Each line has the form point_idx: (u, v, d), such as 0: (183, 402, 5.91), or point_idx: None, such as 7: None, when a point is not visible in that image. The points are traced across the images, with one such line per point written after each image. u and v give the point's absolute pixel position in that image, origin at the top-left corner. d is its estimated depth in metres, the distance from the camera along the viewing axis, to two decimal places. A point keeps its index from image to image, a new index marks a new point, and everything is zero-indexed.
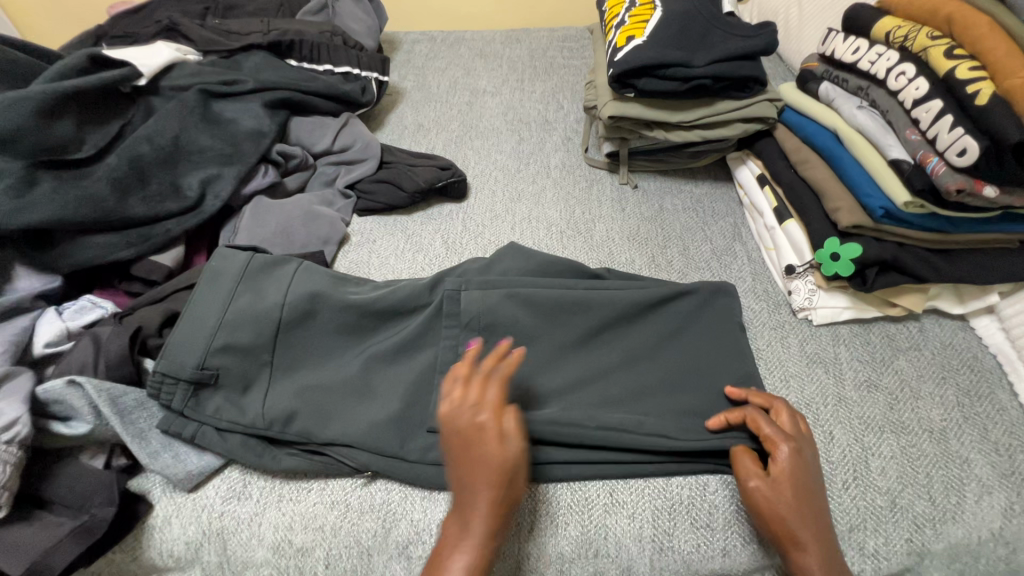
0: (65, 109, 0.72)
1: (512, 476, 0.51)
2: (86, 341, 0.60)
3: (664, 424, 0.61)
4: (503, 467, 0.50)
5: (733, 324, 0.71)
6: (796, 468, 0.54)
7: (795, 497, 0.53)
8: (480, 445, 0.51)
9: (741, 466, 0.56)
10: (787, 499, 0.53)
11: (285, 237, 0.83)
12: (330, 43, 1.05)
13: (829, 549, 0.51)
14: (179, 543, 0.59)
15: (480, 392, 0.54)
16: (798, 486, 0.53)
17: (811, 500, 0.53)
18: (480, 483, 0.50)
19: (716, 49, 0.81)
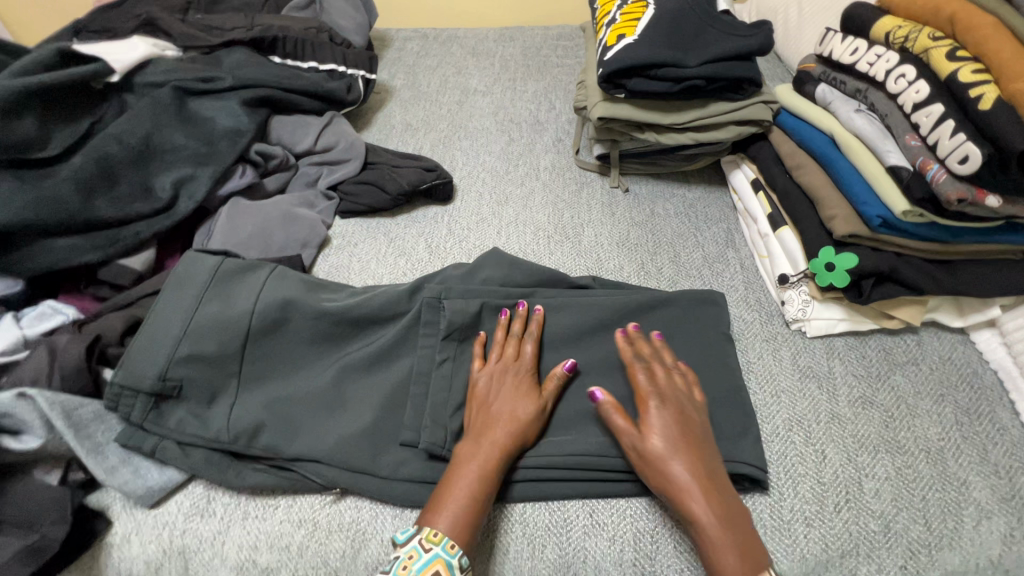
0: (30, 105, 0.70)
1: (534, 431, 0.58)
2: (41, 350, 0.56)
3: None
4: (518, 422, 0.57)
5: (723, 336, 0.68)
6: (663, 421, 0.55)
7: (672, 448, 0.53)
8: (528, 402, 0.59)
9: (615, 427, 0.57)
10: (662, 452, 0.53)
11: (262, 241, 0.80)
12: (315, 40, 1.02)
13: (717, 496, 0.51)
14: (138, 562, 0.57)
15: (502, 355, 0.64)
16: (671, 437, 0.54)
17: (688, 449, 0.53)
18: (488, 434, 0.56)
19: (709, 48, 0.78)
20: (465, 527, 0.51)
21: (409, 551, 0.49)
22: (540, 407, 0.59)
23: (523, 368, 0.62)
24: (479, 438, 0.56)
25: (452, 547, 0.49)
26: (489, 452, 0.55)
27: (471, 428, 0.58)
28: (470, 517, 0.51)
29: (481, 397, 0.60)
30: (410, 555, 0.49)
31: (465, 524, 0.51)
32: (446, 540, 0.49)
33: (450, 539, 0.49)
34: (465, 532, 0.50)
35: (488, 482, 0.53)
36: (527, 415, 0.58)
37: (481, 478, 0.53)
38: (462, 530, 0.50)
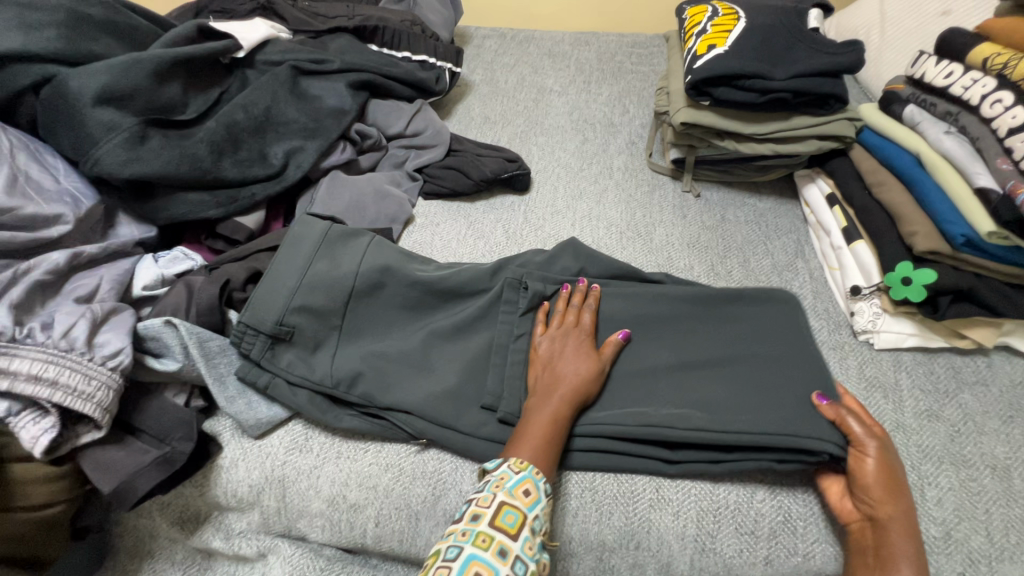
0: (176, 73, 0.78)
1: (594, 388, 0.63)
2: (180, 288, 0.65)
3: (710, 419, 0.60)
4: (582, 378, 0.62)
5: (799, 325, 0.69)
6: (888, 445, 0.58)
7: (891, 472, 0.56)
8: (590, 363, 0.63)
9: (844, 430, 0.58)
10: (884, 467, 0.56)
11: (357, 212, 0.86)
12: (411, 32, 1.09)
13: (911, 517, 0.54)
14: (243, 484, 0.63)
15: (562, 322, 0.68)
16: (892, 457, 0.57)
17: (899, 475, 0.56)
18: (558, 385, 0.61)
19: (799, 63, 0.81)
20: (545, 462, 0.56)
21: (500, 472, 0.54)
22: (598, 367, 0.63)
23: (582, 331, 0.67)
24: (553, 388, 0.61)
25: (537, 473, 0.54)
26: (561, 399, 0.60)
27: (538, 384, 0.63)
28: (547, 455, 0.57)
29: (547, 356, 0.65)
30: (501, 476, 0.54)
31: (543, 462, 0.56)
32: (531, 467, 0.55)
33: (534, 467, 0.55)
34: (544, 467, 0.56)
35: (558, 428, 0.58)
36: (586, 373, 0.62)
37: (553, 423, 0.58)
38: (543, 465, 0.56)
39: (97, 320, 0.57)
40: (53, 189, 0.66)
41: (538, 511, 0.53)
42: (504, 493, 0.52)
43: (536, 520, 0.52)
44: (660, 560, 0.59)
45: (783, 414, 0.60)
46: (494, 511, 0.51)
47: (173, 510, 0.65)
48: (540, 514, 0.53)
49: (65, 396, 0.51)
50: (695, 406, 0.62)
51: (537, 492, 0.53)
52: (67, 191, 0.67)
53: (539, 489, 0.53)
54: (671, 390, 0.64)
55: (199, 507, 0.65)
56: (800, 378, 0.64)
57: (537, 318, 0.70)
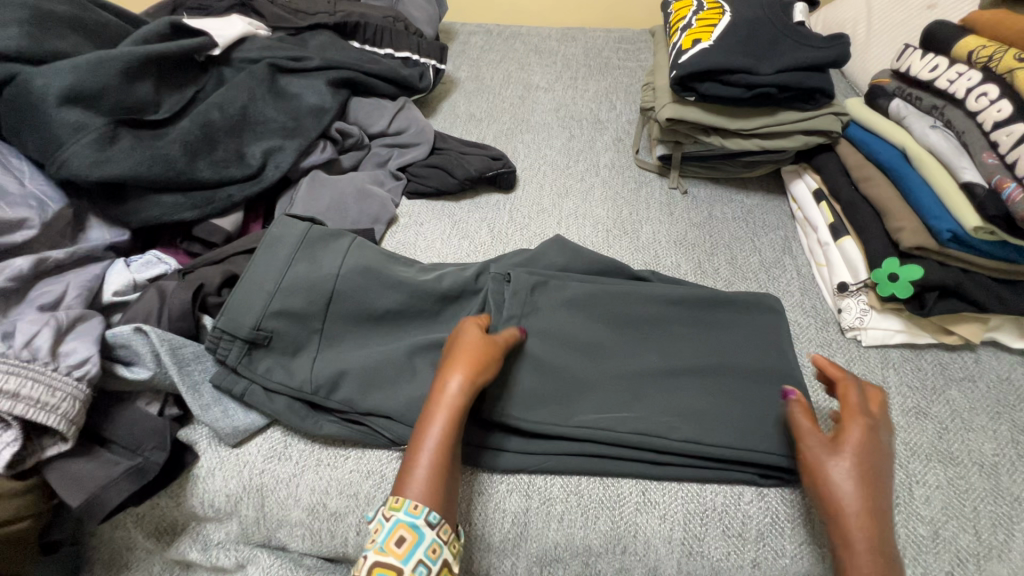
0: (147, 71, 0.76)
1: (486, 373, 0.57)
2: (152, 293, 0.63)
3: (696, 429, 0.60)
4: (467, 372, 0.55)
5: (781, 335, 0.69)
6: (863, 442, 0.51)
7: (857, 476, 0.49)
8: (464, 363, 0.56)
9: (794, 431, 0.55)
10: (843, 474, 0.50)
11: (339, 213, 0.85)
12: (393, 28, 1.07)
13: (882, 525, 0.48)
14: (220, 494, 0.62)
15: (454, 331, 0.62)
16: (864, 460, 0.50)
17: (870, 480, 0.49)
18: (439, 387, 0.55)
19: (785, 57, 0.80)
20: (435, 486, 0.50)
21: (374, 525, 0.49)
22: (484, 354, 0.57)
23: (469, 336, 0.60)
24: (433, 395, 0.55)
25: (412, 509, 0.48)
26: (450, 401, 0.54)
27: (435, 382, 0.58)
28: (430, 481, 0.50)
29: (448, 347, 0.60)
30: (375, 529, 0.48)
31: (427, 488, 0.50)
32: (409, 504, 0.49)
33: (414, 502, 0.49)
34: (432, 491, 0.50)
35: (439, 450, 0.52)
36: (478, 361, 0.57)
37: (442, 433, 0.52)
38: (430, 488, 0.50)
39: (62, 329, 0.55)
40: (17, 193, 0.63)
41: (418, 557, 0.47)
42: (374, 552, 0.47)
43: (418, 569, 0.46)
44: (647, 564, 0.58)
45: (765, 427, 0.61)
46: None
47: (149, 522, 0.64)
48: (423, 559, 0.47)
49: (27, 408, 0.49)
50: (679, 413, 0.62)
51: (415, 535, 0.47)
52: (32, 194, 0.65)
53: (417, 532, 0.48)
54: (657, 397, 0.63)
55: (176, 518, 0.64)
56: (781, 386, 0.64)
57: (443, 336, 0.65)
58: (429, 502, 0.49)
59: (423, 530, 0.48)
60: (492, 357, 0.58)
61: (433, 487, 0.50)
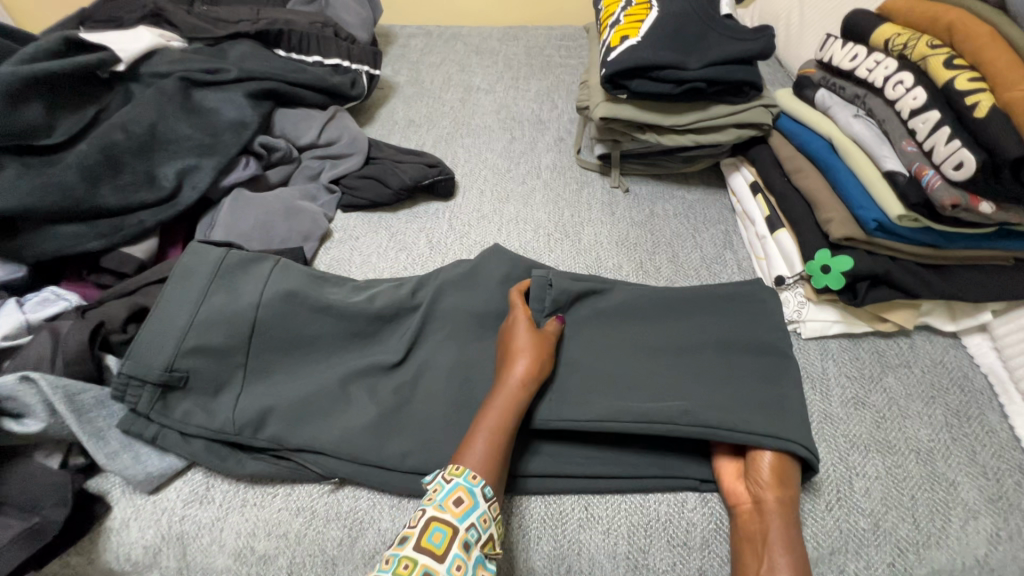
0: (36, 93, 0.70)
1: (544, 368, 0.59)
2: (45, 335, 0.58)
3: (726, 414, 0.57)
4: (527, 362, 0.58)
5: (777, 326, 0.65)
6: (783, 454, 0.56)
7: (773, 471, 0.55)
8: (532, 350, 0.59)
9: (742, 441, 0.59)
10: (767, 461, 0.55)
11: (264, 233, 0.80)
12: (320, 35, 1.03)
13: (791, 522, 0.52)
14: (136, 547, 0.57)
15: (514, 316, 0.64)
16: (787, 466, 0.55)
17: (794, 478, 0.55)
18: (506, 372, 0.58)
19: (712, 51, 0.79)
20: (489, 463, 0.51)
21: (433, 484, 0.50)
22: (546, 348, 0.60)
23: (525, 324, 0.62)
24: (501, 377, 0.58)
25: (473, 479, 0.50)
26: (513, 384, 0.57)
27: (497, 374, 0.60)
28: (491, 458, 0.52)
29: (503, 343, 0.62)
30: (435, 488, 0.50)
31: (487, 465, 0.51)
32: (467, 473, 0.50)
33: (471, 472, 0.50)
34: (485, 466, 0.51)
35: (504, 426, 0.54)
36: (537, 352, 0.59)
37: (501, 415, 0.55)
38: (484, 463, 0.51)
39: None
40: None
41: (473, 520, 0.48)
42: (434, 508, 0.48)
43: (470, 531, 0.47)
44: None
45: (774, 415, 0.58)
46: (421, 531, 0.47)
47: None
48: (475, 524, 0.48)
49: None
50: (688, 391, 0.60)
51: (472, 498, 0.49)
52: None
53: (474, 496, 0.49)
54: (669, 381, 0.61)
55: None
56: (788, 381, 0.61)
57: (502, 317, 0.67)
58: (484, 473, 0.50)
59: (479, 497, 0.49)
60: (546, 355, 0.60)
61: (487, 466, 0.51)
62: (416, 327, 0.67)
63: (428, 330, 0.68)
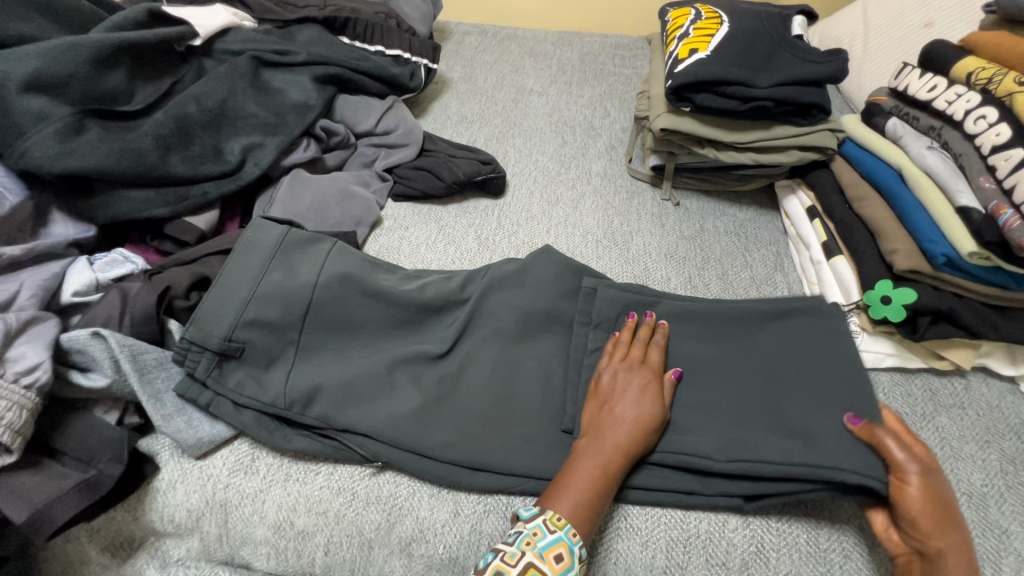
0: (120, 60, 0.72)
1: (652, 440, 0.57)
2: (114, 295, 0.59)
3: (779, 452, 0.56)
4: (640, 421, 0.56)
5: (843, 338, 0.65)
6: (924, 473, 0.52)
7: (930, 488, 0.52)
8: (648, 403, 0.58)
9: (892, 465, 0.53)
10: (920, 485, 0.52)
11: (319, 214, 0.82)
12: (384, 25, 1.04)
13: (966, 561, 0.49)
14: (182, 508, 0.58)
15: (643, 353, 0.63)
16: (934, 478, 0.52)
17: (949, 503, 0.52)
18: (616, 428, 0.56)
19: (782, 71, 0.78)
20: (586, 516, 0.52)
21: (533, 529, 0.51)
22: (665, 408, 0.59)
23: (650, 370, 0.61)
24: (606, 431, 0.56)
25: (572, 535, 0.51)
26: (622, 444, 0.55)
27: (591, 422, 0.58)
28: (587, 514, 0.52)
29: (606, 393, 0.60)
30: (534, 532, 0.51)
31: (583, 519, 0.52)
32: (567, 527, 0.51)
33: (571, 527, 0.51)
34: (580, 516, 0.52)
35: (606, 484, 0.54)
36: (648, 418, 0.57)
37: (604, 474, 0.54)
38: (579, 514, 0.52)
39: (12, 332, 0.51)
40: None
41: None
42: (533, 554, 0.49)
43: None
44: None
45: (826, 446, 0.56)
46: (518, 573, 0.49)
47: (104, 536, 0.60)
48: None
49: None
50: (745, 420, 0.59)
51: (570, 557, 0.50)
52: None
53: (571, 556, 0.50)
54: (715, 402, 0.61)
55: (133, 533, 0.60)
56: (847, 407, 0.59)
57: (611, 339, 0.65)
58: (580, 532, 0.51)
59: (578, 558, 0.50)
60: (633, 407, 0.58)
61: (580, 521, 0.51)
62: (465, 321, 0.68)
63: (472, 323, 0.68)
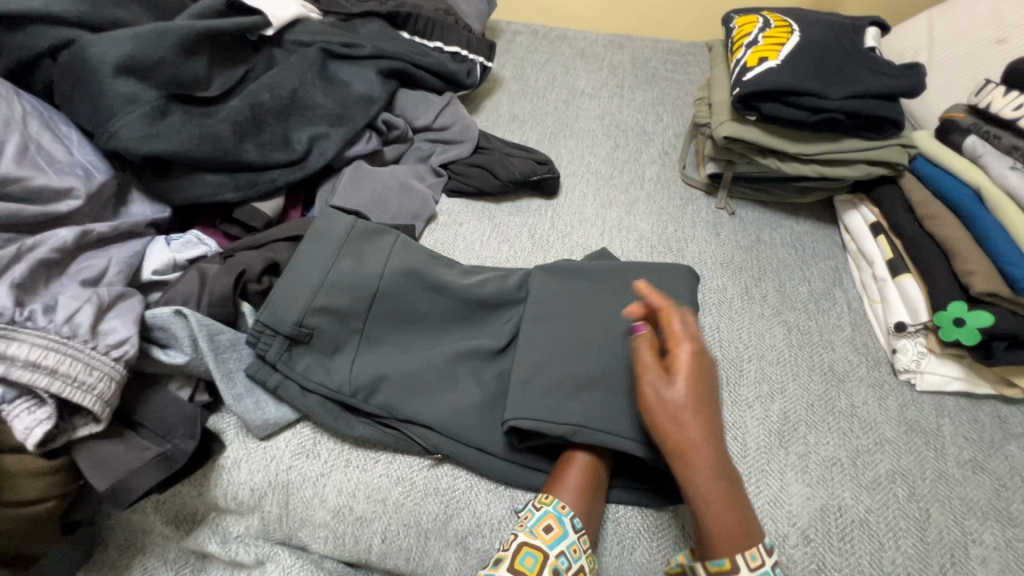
0: (201, 47, 0.74)
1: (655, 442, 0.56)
2: (193, 275, 0.61)
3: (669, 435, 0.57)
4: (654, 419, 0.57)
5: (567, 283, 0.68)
6: (691, 377, 0.50)
7: (690, 395, 0.49)
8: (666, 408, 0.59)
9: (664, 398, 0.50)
10: (679, 398, 0.49)
11: (380, 206, 0.83)
12: (445, 22, 1.05)
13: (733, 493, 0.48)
14: (245, 487, 0.60)
15: None
16: (695, 389, 0.50)
17: (711, 410, 0.50)
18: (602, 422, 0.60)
19: (855, 83, 0.77)
20: (577, 496, 0.54)
21: (525, 514, 0.55)
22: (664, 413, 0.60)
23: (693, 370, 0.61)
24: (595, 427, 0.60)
25: (561, 507, 0.53)
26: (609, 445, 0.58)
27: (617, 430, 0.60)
28: (583, 495, 0.55)
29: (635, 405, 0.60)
30: (526, 516, 0.55)
31: (577, 498, 0.54)
32: (557, 501, 0.54)
33: (561, 501, 0.54)
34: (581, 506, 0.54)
35: (597, 471, 0.57)
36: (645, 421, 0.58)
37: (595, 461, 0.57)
38: (581, 505, 0.54)
39: (103, 306, 0.53)
40: (65, 160, 0.62)
41: (562, 547, 0.51)
42: (525, 533, 0.52)
43: (560, 558, 0.51)
44: None
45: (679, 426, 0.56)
46: (513, 554, 0.51)
47: (169, 509, 0.62)
48: (565, 551, 0.51)
49: (64, 385, 0.48)
50: None
51: (561, 526, 0.52)
52: (80, 163, 0.63)
53: (562, 526, 0.52)
54: None
55: (196, 508, 0.62)
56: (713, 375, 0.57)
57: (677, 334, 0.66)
58: (575, 507, 0.53)
59: (568, 526, 0.52)
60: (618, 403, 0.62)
61: (578, 501, 0.54)
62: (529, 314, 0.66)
63: (533, 314, 0.66)
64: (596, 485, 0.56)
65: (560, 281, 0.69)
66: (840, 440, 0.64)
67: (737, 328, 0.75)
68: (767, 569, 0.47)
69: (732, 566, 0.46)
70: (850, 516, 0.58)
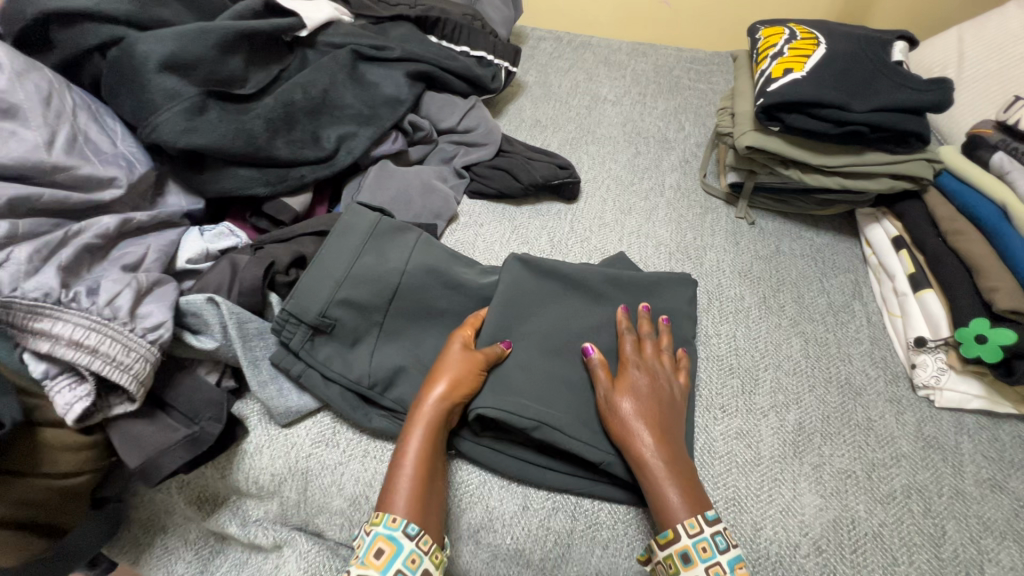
0: (239, 46, 0.77)
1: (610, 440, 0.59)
2: (224, 265, 0.63)
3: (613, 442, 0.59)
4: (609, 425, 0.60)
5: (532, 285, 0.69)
6: (631, 386, 0.59)
7: (636, 405, 0.58)
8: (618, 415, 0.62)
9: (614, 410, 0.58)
10: (627, 408, 0.58)
11: (404, 205, 0.85)
12: (471, 27, 1.07)
13: (687, 484, 0.55)
14: (266, 472, 0.62)
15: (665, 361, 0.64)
16: (640, 398, 0.59)
17: (661, 416, 0.58)
18: (421, 401, 0.57)
19: (881, 97, 0.76)
20: (419, 500, 0.52)
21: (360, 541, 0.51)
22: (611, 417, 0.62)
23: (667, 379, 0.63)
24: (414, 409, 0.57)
25: (390, 523, 0.50)
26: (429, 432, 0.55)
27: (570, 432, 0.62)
28: (422, 495, 0.52)
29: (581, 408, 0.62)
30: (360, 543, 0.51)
31: (416, 502, 0.51)
32: (387, 517, 0.50)
33: (392, 516, 0.50)
34: (414, 509, 0.51)
35: (429, 463, 0.54)
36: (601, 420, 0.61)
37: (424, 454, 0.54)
38: (418, 508, 0.51)
39: (142, 291, 0.56)
40: (110, 152, 0.64)
41: (398, 565, 0.49)
42: (356, 564, 0.49)
43: None
44: None
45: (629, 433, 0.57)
46: None
47: (192, 490, 0.64)
48: (402, 568, 0.49)
49: (104, 364, 0.50)
50: None
51: (393, 545, 0.49)
52: (122, 154, 0.66)
53: (395, 543, 0.49)
54: None
55: (217, 490, 0.64)
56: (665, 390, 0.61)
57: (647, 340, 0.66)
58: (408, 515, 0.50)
59: (400, 541, 0.49)
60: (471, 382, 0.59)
61: (417, 504, 0.51)
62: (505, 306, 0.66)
63: (511, 310, 0.66)
64: (430, 478, 0.53)
65: (539, 280, 0.70)
66: (855, 452, 0.64)
67: (753, 337, 0.75)
68: (706, 536, 0.51)
69: (676, 535, 0.51)
70: (863, 529, 0.58)
